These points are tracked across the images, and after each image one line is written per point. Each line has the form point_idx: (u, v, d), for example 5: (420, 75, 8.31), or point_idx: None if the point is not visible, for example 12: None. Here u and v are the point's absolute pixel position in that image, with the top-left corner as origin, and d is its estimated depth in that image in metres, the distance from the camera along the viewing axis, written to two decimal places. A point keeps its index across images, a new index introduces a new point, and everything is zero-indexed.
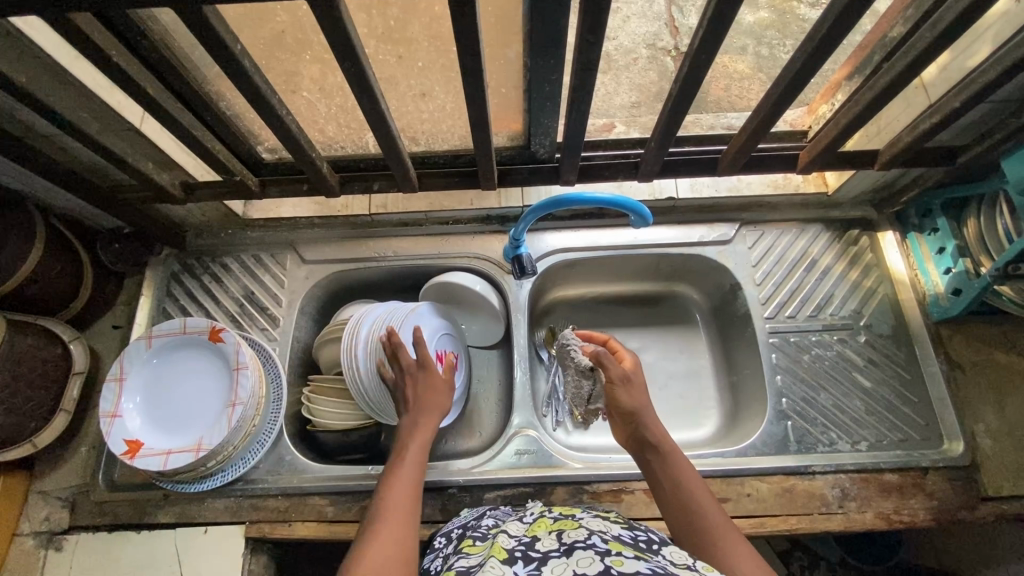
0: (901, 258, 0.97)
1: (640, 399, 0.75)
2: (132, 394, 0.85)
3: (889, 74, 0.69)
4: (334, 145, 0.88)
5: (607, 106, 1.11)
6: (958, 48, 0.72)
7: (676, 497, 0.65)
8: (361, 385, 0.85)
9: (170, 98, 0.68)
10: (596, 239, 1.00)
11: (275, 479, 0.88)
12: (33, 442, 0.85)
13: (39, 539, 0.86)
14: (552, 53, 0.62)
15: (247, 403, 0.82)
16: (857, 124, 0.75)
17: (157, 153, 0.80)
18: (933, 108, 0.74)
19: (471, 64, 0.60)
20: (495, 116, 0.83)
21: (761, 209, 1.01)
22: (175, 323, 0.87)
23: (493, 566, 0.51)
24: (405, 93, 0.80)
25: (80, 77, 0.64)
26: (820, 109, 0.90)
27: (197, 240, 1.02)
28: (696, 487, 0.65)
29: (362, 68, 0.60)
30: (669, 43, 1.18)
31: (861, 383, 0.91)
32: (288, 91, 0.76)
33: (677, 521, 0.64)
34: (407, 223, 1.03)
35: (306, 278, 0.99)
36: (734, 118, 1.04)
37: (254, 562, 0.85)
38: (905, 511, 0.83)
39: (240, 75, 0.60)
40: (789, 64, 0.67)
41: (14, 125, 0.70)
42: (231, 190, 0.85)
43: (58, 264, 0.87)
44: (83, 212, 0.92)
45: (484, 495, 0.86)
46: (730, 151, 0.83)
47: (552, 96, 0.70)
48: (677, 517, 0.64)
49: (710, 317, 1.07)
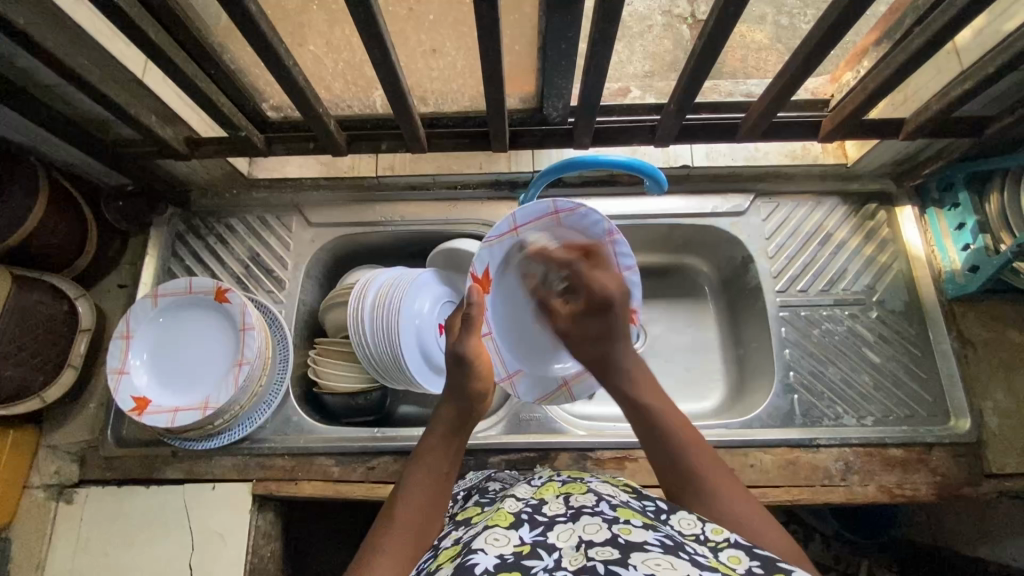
0: (918, 233, 0.95)
1: (609, 327, 0.73)
2: (140, 351, 0.85)
3: (925, 35, 0.66)
4: (341, 104, 0.85)
5: (620, 75, 1.08)
6: (997, 10, 0.69)
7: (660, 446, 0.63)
8: (369, 349, 0.86)
9: (173, 46, 0.66)
10: (607, 207, 0.98)
11: (282, 439, 0.88)
12: (41, 396, 0.85)
13: (49, 492, 0.87)
14: (572, 6, 0.59)
15: (254, 362, 0.82)
16: (885, 89, 0.72)
17: (161, 106, 0.78)
18: (965, 74, 0.72)
19: (488, 13, 0.58)
20: (508, 77, 0.80)
21: (778, 179, 0.99)
22: (181, 282, 0.87)
23: (499, 532, 0.51)
24: (415, 49, 0.76)
25: (79, 20, 0.62)
26: (844, 76, 0.86)
27: (201, 200, 1.01)
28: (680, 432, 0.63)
29: (373, 14, 0.58)
30: (685, 10, 1.13)
31: (870, 358, 0.90)
32: (295, 44, 0.73)
33: (668, 478, 0.62)
34: (415, 187, 1.01)
35: (312, 241, 0.98)
36: (754, 85, 1.00)
37: (262, 518, 0.87)
38: (908, 485, 0.83)
39: (244, 19, 0.58)
40: (819, 23, 0.64)
41: (13, 71, 0.68)
42: (237, 147, 0.83)
43: (60, 219, 0.86)
44: (85, 166, 0.90)
45: (489, 459, 0.86)
46: (751, 117, 0.80)
47: (567, 55, 0.67)
48: (658, 457, 0.63)
49: (720, 289, 1.06)
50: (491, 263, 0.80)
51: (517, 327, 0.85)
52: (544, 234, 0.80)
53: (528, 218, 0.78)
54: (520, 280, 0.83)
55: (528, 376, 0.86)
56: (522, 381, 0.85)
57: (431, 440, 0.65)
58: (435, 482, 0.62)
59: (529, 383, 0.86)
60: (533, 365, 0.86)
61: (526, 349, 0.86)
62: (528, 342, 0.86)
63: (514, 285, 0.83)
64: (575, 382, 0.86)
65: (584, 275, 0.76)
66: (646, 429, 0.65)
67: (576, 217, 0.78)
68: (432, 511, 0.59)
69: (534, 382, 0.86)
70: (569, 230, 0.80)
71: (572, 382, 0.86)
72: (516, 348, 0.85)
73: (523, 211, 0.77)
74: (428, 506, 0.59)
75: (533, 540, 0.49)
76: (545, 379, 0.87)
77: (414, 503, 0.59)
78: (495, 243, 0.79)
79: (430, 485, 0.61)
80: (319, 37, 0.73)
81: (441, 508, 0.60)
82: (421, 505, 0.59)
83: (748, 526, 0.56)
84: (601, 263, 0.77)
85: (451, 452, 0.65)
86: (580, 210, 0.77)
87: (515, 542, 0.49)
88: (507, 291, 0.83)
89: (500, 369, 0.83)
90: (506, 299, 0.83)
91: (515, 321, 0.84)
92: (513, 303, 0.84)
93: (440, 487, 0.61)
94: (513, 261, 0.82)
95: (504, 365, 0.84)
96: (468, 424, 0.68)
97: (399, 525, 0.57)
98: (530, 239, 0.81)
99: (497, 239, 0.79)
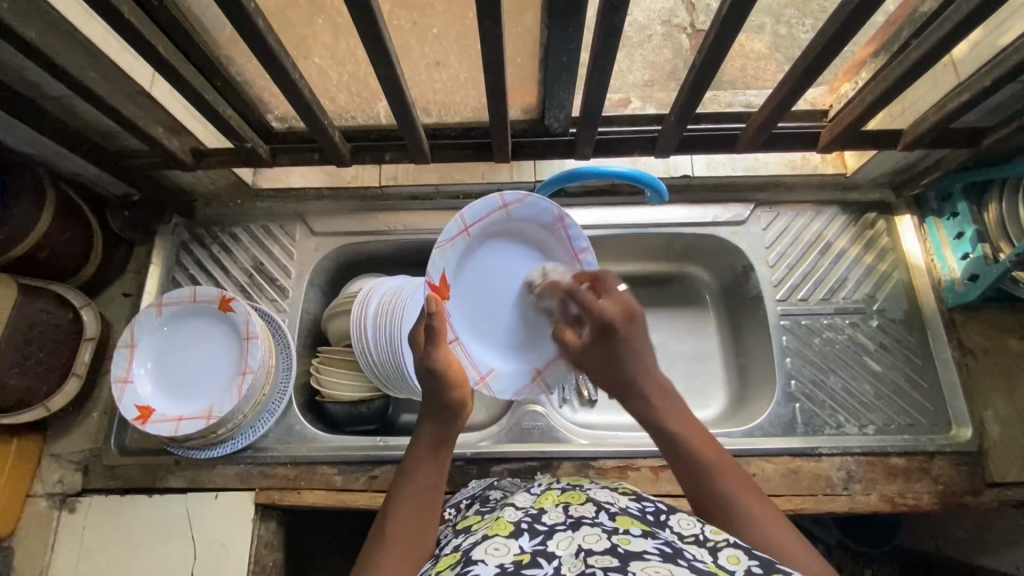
0: (918, 242, 0.95)
1: (620, 352, 0.70)
2: (143, 361, 0.86)
3: (921, 48, 0.67)
4: (345, 115, 0.86)
5: (621, 84, 1.09)
6: (993, 24, 0.70)
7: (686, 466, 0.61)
8: (371, 357, 0.86)
9: (181, 60, 0.67)
10: (609, 216, 0.98)
11: (285, 447, 0.89)
12: (46, 404, 0.85)
13: (53, 501, 0.88)
14: (573, 21, 0.60)
15: (257, 371, 0.83)
16: (883, 101, 0.73)
17: (168, 117, 0.79)
18: (962, 86, 0.73)
19: (491, 28, 0.59)
20: (511, 89, 0.81)
21: (778, 188, 0.99)
22: (184, 292, 0.87)
23: (499, 542, 0.51)
24: (419, 61, 0.77)
25: (89, 35, 0.63)
26: (843, 87, 0.87)
27: (206, 209, 1.02)
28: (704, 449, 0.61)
29: (379, 29, 0.59)
30: (685, 20, 1.14)
31: (872, 367, 0.91)
32: (300, 56, 0.74)
33: (693, 496, 0.59)
34: (417, 196, 1.02)
35: (315, 250, 0.99)
36: (753, 96, 1.01)
37: (264, 527, 0.87)
38: (909, 494, 0.84)
39: (252, 33, 0.59)
40: (817, 36, 0.65)
41: (22, 84, 0.69)
42: (242, 158, 0.84)
43: (67, 228, 0.86)
44: (91, 176, 0.91)
45: (491, 468, 0.87)
46: (750, 128, 0.81)
47: (569, 67, 0.68)
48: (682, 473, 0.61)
49: (721, 298, 1.06)
50: (446, 268, 0.76)
51: (484, 329, 0.82)
52: (493, 225, 0.79)
53: (475, 217, 0.77)
54: (481, 276, 0.80)
55: (499, 376, 0.83)
56: (497, 381, 0.82)
57: (414, 455, 0.64)
58: (423, 497, 0.61)
59: (505, 380, 0.83)
60: (506, 362, 0.84)
61: (495, 347, 0.83)
62: (498, 340, 0.83)
63: (471, 286, 0.80)
64: (546, 369, 0.85)
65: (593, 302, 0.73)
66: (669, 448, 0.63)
67: (523, 206, 0.79)
68: (422, 530, 0.59)
69: (509, 379, 0.83)
70: (516, 220, 0.80)
71: (545, 372, 0.85)
72: (485, 348, 0.82)
73: (471, 210, 0.76)
74: (416, 527, 0.59)
75: (533, 549, 0.49)
76: (519, 376, 0.84)
77: (405, 519, 0.59)
78: (449, 246, 0.75)
79: (416, 502, 0.60)
80: (323, 50, 0.74)
81: (431, 526, 0.60)
82: (411, 520, 0.59)
83: (788, 536, 0.54)
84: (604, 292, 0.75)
85: (437, 468, 0.63)
86: (527, 200, 0.79)
87: (515, 552, 0.49)
88: (468, 291, 0.80)
89: (473, 374, 0.79)
90: (466, 304, 0.80)
91: (480, 325, 0.82)
92: (476, 306, 0.81)
93: (427, 504, 0.61)
94: (467, 264, 0.79)
95: (477, 367, 0.80)
96: (451, 437, 0.66)
97: (394, 541, 0.58)
98: (479, 237, 0.79)
99: (451, 240, 0.75)
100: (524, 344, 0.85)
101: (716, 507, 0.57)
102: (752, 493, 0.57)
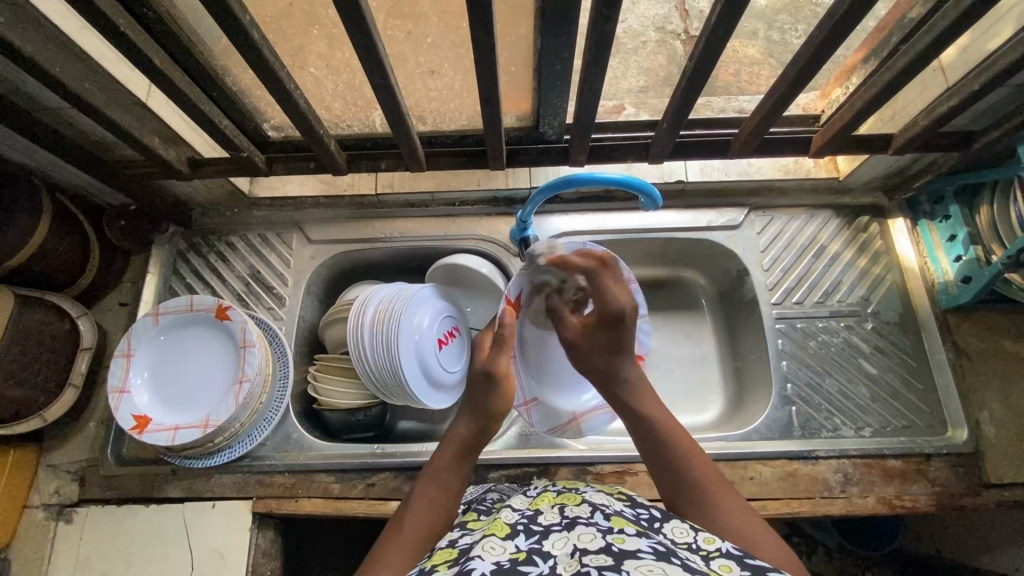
0: (911, 246, 0.96)
1: (621, 341, 0.70)
2: (140, 370, 0.86)
3: (910, 53, 0.67)
4: (341, 124, 0.87)
5: (616, 90, 1.10)
6: (979, 30, 0.71)
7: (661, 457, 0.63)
8: (368, 365, 0.86)
9: (177, 71, 0.67)
10: (604, 222, 0.99)
11: (282, 456, 0.89)
12: (43, 415, 0.85)
13: (49, 512, 0.87)
14: (565, 30, 0.61)
15: (255, 380, 0.83)
16: (873, 106, 0.74)
17: (164, 128, 0.79)
18: (951, 91, 0.74)
19: (484, 37, 0.60)
20: (505, 96, 0.82)
21: (771, 193, 1.00)
22: (182, 301, 0.87)
23: (495, 542, 0.51)
24: (414, 70, 0.78)
25: (85, 47, 0.64)
26: (834, 92, 0.88)
27: (203, 218, 1.02)
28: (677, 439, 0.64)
29: (373, 40, 0.60)
30: (679, 26, 1.16)
31: (867, 370, 0.91)
32: (296, 66, 0.75)
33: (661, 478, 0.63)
34: (414, 204, 1.02)
35: (312, 258, 0.99)
36: (745, 101, 1.01)
37: (262, 536, 0.86)
38: (907, 496, 0.84)
39: (248, 45, 0.60)
40: (806, 43, 0.66)
41: (19, 96, 0.69)
42: (238, 167, 0.85)
43: (63, 239, 0.87)
44: (87, 187, 0.92)
45: (489, 474, 0.87)
46: (742, 134, 0.82)
47: (562, 75, 0.69)
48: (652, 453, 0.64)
49: (717, 302, 1.07)
50: (526, 293, 0.84)
51: (537, 359, 0.89)
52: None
53: (567, 253, 0.81)
54: (548, 312, 0.88)
55: (541, 403, 0.89)
56: (536, 410, 0.89)
57: (441, 458, 0.66)
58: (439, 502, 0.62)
59: (543, 412, 0.89)
60: (550, 394, 0.90)
61: (543, 379, 0.90)
62: (548, 372, 0.90)
63: (540, 319, 0.86)
64: (586, 415, 0.90)
65: (601, 281, 0.72)
66: (641, 429, 0.66)
67: None
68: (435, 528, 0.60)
69: (548, 412, 0.90)
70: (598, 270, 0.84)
71: (585, 416, 0.90)
72: (535, 375, 0.89)
73: (565, 245, 0.80)
74: (433, 522, 0.60)
75: (528, 548, 0.50)
76: (557, 411, 0.90)
77: (419, 518, 0.60)
78: (530, 274, 0.82)
79: (434, 502, 0.62)
80: (319, 60, 0.75)
81: (444, 526, 0.61)
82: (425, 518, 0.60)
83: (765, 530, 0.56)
84: (614, 275, 0.73)
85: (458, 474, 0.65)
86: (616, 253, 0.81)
87: (511, 550, 0.49)
88: (536, 321, 0.86)
89: (519, 397, 0.87)
90: (529, 330, 0.87)
91: (538, 354, 0.89)
92: (538, 338, 0.88)
93: (445, 505, 0.62)
94: (544, 297, 0.86)
95: (522, 392, 0.88)
96: (479, 445, 0.68)
97: (403, 537, 0.58)
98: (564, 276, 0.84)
99: (534, 269, 0.84)
100: (570, 384, 0.91)
101: (690, 501, 0.60)
102: (726, 489, 0.60)
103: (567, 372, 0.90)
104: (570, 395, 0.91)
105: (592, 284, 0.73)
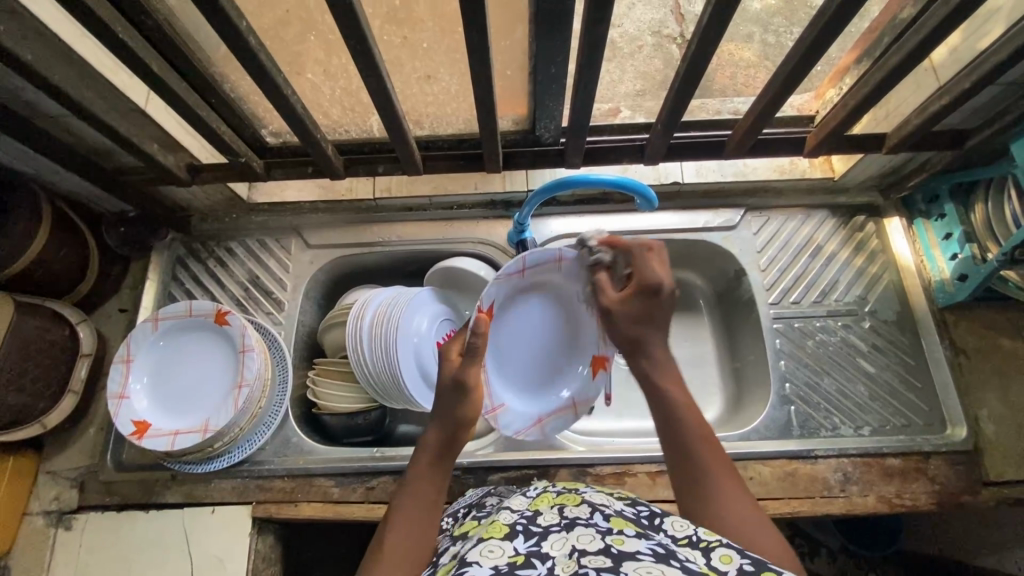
0: (907, 245, 0.96)
1: (661, 317, 0.69)
2: (140, 375, 0.86)
3: (900, 52, 0.68)
4: (338, 129, 0.87)
5: (612, 93, 1.10)
6: (969, 30, 0.71)
7: (677, 440, 0.61)
8: (367, 369, 0.86)
9: (175, 78, 0.68)
10: (601, 224, 0.99)
11: (281, 460, 0.89)
12: (42, 422, 0.86)
13: (50, 518, 0.87)
14: (559, 33, 0.62)
15: (253, 384, 0.83)
16: (865, 106, 0.75)
17: (162, 134, 0.80)
18: (942, 90, 0.74)
19: (478, 41, 0.60)
20: (500, 99, 0.82)
21: (767, 194, 1.00)
22: (181, 306, 0.88)
23: (494, 544, 0.51)
24: (410, 75, 0.79)
25: (84, 55, 0.64)
26: (828, 93, 0.88)
27: (202, 224, 1.02)
28: (692, 425, 0.61)
29: (368, 45, 0.60)
30: (675, 31, 1.17)
31: (865, 368, 0.91)
32: (293, 72, 0.75)
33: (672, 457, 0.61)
34: (412, 208, 1.02)
35: (310, 263, 1.00)
36: (740, 103, 1.02)
37: (262, 541, 0.86)
38: (907, 495, 0.84)
39: (245, 52, 0.60)
40: (797, 43, 0.66)
41: (19, 105, 0.70)
42: (237, 173, 0.86)
43: (63, 245, 0.87)
44: (87, 194, 0.92)
45: (488, 477, 0.87)
46: (737, 134, 0.82)
47: (557, 79, 0.70)
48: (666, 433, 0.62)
49: (714, 302, 1.07)
50: (496, 298, 0.85)
51: (507, 363, 0.90)
52: (550, 280, 0.88)
53: (535, 261, 0.85)
54: (518, 320, 0.89)
55: (511, 410, 0.88)
56: (505, 415, 0.88)
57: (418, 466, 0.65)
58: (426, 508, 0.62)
59: (512, 417, 0.88)
60: (517, 400, 0.90)
61: (509, 383, 0.90)
62: (515, 376, 0.90)
63: (507, 324, 0.88)
64: (549, 420, 0.90)
65: (644, 261, 0.71)
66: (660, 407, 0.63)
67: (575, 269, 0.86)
68: (423, 536, 0.60)
69: (515, 417, 0.88)
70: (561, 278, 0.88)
71: (547, 420, 0.90)
72: (502, 381, 0.89)
73: (533, 254, 0.84)
74: (422, 528, 0.60)
75: (527, 551, 0.49)
76: (522, 415, 0.89)
77: (406, 525, 0.60)
78: (504, 280, 0.84)
79: (420, 507, 0.62)
80: (316, 66, 0.76)
81: (432, 533, 0.61)
82: (414, 524, 0.60)
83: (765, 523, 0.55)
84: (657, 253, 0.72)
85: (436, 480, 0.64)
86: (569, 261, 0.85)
87: (509, 553, 0.49)
88: (502, 325, 0.89)
89: (488, 402, 0.86)
90: (499, 334, 0.88)
91: (506, 361, 0.90)
92: (506, 342, 0.89)
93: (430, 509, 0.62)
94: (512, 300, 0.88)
95: (491, 398, 0.86)
96: (455, 447, 0.67)
97: (394, 546, 0.58)
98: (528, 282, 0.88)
99: (509, 275, 0.85)
100: (533, 390, 0.91)
101: (692, 484, 0.58)
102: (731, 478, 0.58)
103: (533, 378, 0.91)
104: (534, 400, 0.91)
105: (637, 266, 0.72)
